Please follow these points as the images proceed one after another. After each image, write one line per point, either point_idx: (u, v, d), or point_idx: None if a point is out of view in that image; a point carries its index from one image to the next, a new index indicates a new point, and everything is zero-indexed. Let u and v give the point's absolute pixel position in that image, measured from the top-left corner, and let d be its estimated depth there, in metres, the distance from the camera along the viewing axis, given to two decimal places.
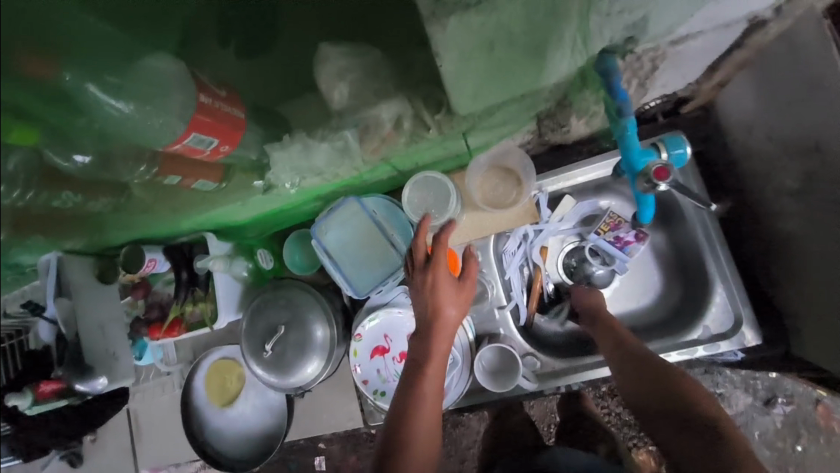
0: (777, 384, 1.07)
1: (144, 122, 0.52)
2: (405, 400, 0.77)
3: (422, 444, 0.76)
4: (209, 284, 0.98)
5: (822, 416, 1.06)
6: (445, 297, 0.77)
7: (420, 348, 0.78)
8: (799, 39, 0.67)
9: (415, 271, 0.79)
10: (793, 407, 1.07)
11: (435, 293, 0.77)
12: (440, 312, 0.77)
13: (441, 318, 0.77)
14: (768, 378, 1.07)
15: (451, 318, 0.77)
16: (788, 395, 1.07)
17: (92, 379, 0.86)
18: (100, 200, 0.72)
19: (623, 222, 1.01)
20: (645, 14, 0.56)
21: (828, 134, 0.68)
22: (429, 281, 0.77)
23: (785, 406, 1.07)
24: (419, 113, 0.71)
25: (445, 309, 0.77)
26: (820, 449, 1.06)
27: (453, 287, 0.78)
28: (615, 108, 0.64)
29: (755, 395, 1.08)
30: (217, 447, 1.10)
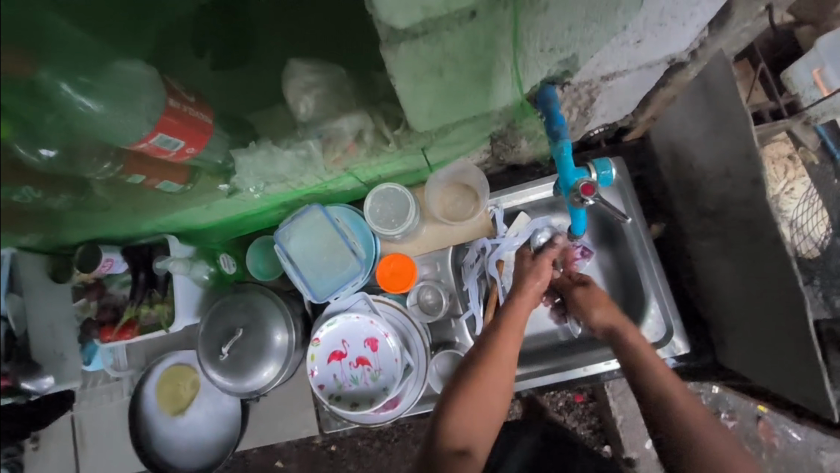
0: (720, 399, 1.17)
1: (110, 120, 0.54)
2: (467, 368, 0.77)
3: (473, 422, 0.73)
4: (167, 287, 0.98)
5: (764, 432, 1.17)
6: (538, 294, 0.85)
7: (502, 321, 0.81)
8: (709, 80, 0.78)
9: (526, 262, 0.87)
10: (736, 422, 1.17)
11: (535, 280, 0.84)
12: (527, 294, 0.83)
13: (522, 301, 0.83)
14: (711, 393, 1.17)
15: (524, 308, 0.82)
16: (731, 411, 1.17)
17: (40, 378, 0.83)
18: (59, 197, 0.74)
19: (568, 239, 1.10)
20: (574, 52, 0.64)
21: (733, 163, 0.78)
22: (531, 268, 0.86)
23: (729, 421, 1.17)
24: (379, 127, 0.76)
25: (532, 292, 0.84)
26: (758, 461, 1.15)
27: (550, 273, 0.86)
28: (552, 133, 0.72)
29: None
30: (166, 457, 1.08)
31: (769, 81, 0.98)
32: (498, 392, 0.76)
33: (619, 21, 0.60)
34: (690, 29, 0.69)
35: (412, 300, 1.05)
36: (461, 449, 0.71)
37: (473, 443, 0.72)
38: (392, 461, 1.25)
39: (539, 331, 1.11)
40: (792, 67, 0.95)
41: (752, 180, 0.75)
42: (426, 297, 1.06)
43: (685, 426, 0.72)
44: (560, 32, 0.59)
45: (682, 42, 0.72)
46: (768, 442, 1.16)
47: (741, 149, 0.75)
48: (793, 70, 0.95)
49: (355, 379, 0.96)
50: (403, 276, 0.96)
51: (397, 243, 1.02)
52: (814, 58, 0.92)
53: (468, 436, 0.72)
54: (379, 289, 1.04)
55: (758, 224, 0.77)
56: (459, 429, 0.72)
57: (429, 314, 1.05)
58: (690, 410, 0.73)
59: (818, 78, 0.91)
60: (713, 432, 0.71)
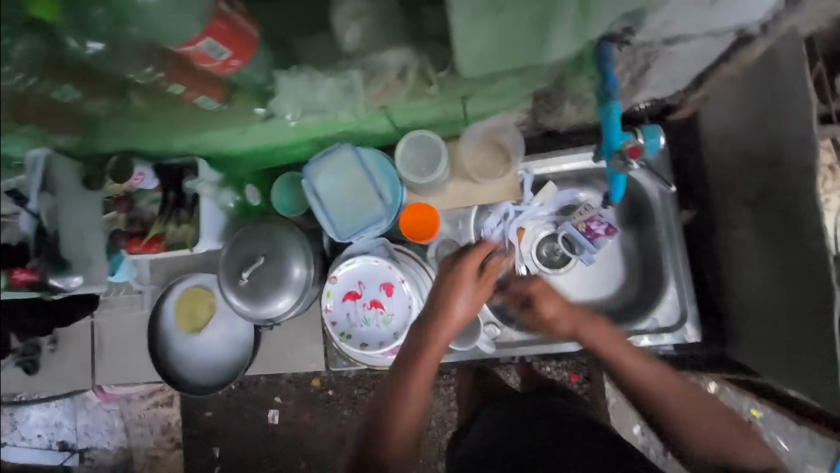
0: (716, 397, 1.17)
1: (166, 14, 0.55)
2: (393, 379, 0.83)
3: (403, 430, 0.78)
4: (194, 209, 0.99)
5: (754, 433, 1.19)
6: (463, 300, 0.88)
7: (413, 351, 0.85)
8: (776, 59, 0.73)
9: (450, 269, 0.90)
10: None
11: (458, 291, 0.88)
12: (454, 311, 0.87)
13: (452, 309, 0.87)
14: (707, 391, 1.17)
15: (461, 318, 0.87)
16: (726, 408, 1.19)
17: (68, 277, 0.87)
18: (97, 102, 0.78)
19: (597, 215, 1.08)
20: (642, 5, 0.60)
21: (784, 149, 0.75)
22: (453, 279, 0.89)
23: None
24: (424, 68, 0.74)
25: (457, 306, 0.87)
26: None
27: (473, 286, 0.89)
28: (603, 93, 0.69)
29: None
30: (178, 371, 1.13)
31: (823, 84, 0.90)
32: (419, 400, 0.81)
33: None
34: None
35: (431, 253, 1.05)
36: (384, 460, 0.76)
37: (395, 462, 0.76)
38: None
39: None
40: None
41: (801, 169, 0.72)
42: (444, 252, 1.06)
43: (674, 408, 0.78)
44: None
45: (758, 12, 0.68)
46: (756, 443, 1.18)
47: (796, 135, 0.71)
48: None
49: (367, 320, 0.98)
50: (427, 226, 0.96)
51: (423, 194, 1.01)
52: None
53: (393, 451, 0.77)
54: (399, 238, 1.05)
55: (798, 215, 0.74)
56: (389, 438, 0.77)
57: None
58: (676, 391, 0.79)
59: None
60: (698, 408, 0.77)
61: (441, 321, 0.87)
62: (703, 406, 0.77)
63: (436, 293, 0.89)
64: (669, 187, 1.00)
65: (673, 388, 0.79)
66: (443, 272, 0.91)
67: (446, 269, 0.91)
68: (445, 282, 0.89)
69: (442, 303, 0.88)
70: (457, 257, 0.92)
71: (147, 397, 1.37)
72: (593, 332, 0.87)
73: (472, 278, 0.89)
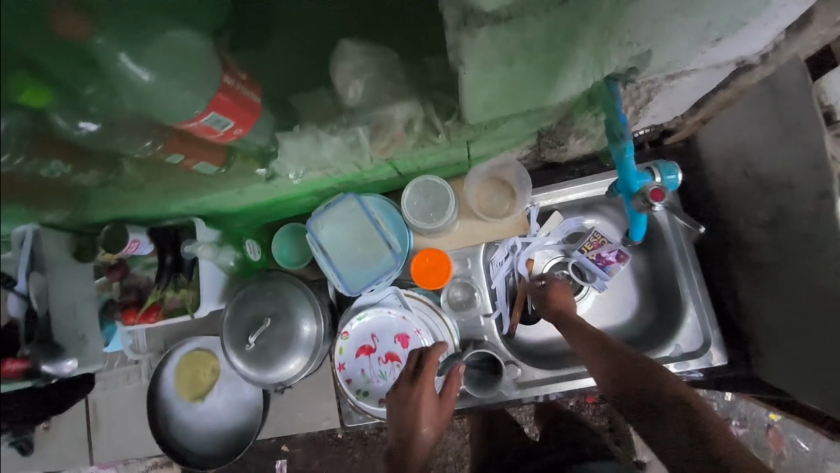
0: (731, 407, 1.15)
1: (167, 91, 0.50)
2: None
3: None
4: (193, 271, 0.95)
5: (773, 440, 1.16)
6: (423, 416, 0.81)
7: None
8: (779, 85, 0.73)
9: (400, 387, 0.84)
10: (746, 429, 1.16)
11: (419, 422, 0.81)
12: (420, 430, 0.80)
13: (417, 435, 0.80)
14: (723, 400, 1.15)
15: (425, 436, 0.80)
16: (742, 418, 1.16)
17: (62, 361, 0.79)
18: (88, 174, 0.70)
19: (605, 242, 1.06)
20: (651, 47, 0.60)
21: (796, 173, 0.74)
22: (414, 405, 0.81)
23: (739, 428, 1.16)
24: (429, 117, 0.72)
25: (420, 424, 0.80)
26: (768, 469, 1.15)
27: (435, 407, 0.83)
28: (616, 132, 0.68)
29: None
30: (183, 443, 1.06)
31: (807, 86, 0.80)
32: None
33: (705, 18, 0.56)
34: (772, 31, 0.64)
35: (444, 297, 1.01)
36: None
37: None
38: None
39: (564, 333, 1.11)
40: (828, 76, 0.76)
41: (818, 193, 0.71)
42: (455, 294, 1.03)
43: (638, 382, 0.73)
44: (644, 25, 0.55)
45: (759, 44, 0.68)
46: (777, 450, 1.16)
47: (809, 159, 0.71)
48: (828, 79, 0.76)
49: (384, 374, 0.94)
50: (440, 271, 0.93)
51: (430, 238, 0.98)
52: None
53: None
54: (409, 283, 1.01)
55: (819, 238, 0.73)
56: None
57: (458, 310, 1.02)
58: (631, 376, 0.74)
59: None
60: (649, 377, 0.73)
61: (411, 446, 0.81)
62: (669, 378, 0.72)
63: (404, 426, 0.81)
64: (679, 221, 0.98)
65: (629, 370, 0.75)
66: (397, 400, 0.84)
67: (406, 397, 0.83)
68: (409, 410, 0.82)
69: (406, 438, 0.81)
70: (413, 382, 0.83)
71: None
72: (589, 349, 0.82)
73: (431, 399, 0.82)
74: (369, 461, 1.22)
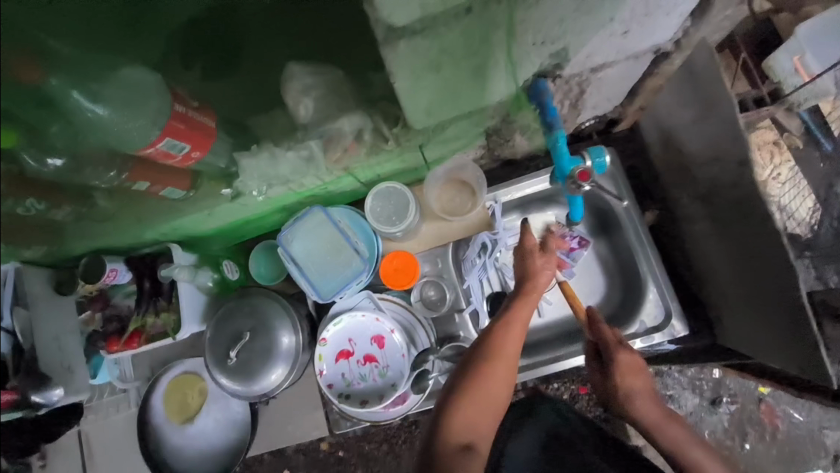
0: (721, 384, 1.16)
1: (123, 125, 0.56)
2: (480, 348, 0.75)
3: (477, 405, 0.72)
4: (172, 295, 0.98)
5: (767, 414, 1.16)
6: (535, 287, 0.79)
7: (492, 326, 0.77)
8: (693, 68, 0.80)
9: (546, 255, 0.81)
10: (738, 404, 1.16)
11: (538, 278, 0.79)
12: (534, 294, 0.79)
13: (536, 284, 0.79)
14: (712, 378, 1.16)
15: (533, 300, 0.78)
16: (733, 395, 1.16)
17: (50, 390, 0.84)
18: (62, 209, 0.75)
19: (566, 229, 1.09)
20: (563, 44, 0.66)
21: (721, 146, 0.80)
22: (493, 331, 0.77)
23: (731, 405, 1.16)
24: (378, 127, 0.79)
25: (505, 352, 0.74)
26: (764, 445, 1.15)
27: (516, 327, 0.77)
28: (546, 123, 0.74)
29: (703, 395, 1.17)
30: (177, 466, 1.08)
31: (751, 70, 0.98)
32: (504, 369, 0.74)
33: (605, 13, 0.62)
34: (675, 19, 0.71)
35: (416, 297, 1.05)
36: (466, 444, 0.70)
37: (478, 439, 0.71)
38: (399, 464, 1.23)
39: (536, 323, 1.13)
40: (775, 55, 0.95)
41: (739, 161, 0.77)
42: (429, 293, 1.07)
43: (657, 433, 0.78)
44: (550, 26, 0.61)
45: (667, 33, 0.75)
46: (771, 423, 1.16)
47: (728, 132, 0.77)
48: (775, 59, 0.94)
49: (364, 376, 0.97)
50: (408, 272, 0.97)
51: (399, 242, 1.04)
52: (794, 45, 0.93)
53: (471, 433, 0.71)
54: (383, 287, 1.06)
55: (748, 203, 0.79)
56: (449, 431, 0.71)
57: (432, 309, 1.06)
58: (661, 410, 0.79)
59: (799, 65, 0.93)
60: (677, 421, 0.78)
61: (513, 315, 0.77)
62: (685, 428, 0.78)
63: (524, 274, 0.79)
64: (624, 204, 1.02)
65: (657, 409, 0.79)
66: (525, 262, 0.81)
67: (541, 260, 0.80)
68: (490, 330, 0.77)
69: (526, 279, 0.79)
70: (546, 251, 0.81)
71: None
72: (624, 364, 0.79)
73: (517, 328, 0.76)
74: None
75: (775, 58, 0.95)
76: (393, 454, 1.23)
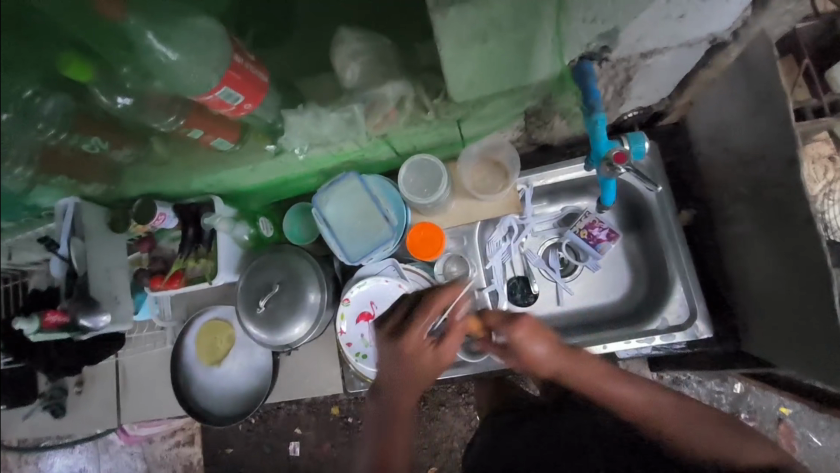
0: (740, 399, 1.13)
1: (185, 69, 0.60)
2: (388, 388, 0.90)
3: (393, 441, 0.87)
4: (211, 242, 1.05)
5: (786, 435, 1.12)
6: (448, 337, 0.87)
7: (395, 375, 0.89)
8: (750, 61, 0.78)
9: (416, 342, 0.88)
10: (756, 422, 1.13)
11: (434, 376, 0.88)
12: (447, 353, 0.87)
13: (444, 342, 0.87)
14: (733, 392, 1.13)
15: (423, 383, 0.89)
16: (752, 411, 1.13)
17: (97, 315, 0.92)
18: (122, 150, 0.86)
19: (597, 222, 1.08)
20: (615, 23, 0.65)
21: (770, 145, 0.78)
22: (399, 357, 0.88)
23: (750, 422, 1.13)
24: (420, 96, 0.80)
25: (418, 380, 0.88)
26: None
27: (428, 357, 0.87)
28: (587, 107, 0.72)
29: (721, 409, 1.14)
30: (202, 403, 1.16)
31: (814, 78, 0.94)
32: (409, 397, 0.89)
33: None
34: (735, 6, 0.69)
35: (439, 269, 1.07)
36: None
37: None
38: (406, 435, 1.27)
39: (555, 310, 1.14)
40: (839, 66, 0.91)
41: (786, 161, 0.75)
42: (451, 268, 1.08)
43: (667, 423, 0.80)
44: (603, 3, 0.61)
45: (725, 21, 0.73)
46: (790, 445, 1.12)
47: (778, 129, 0.75)
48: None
49: None
50: (434, 243, 0.99)
51: (427, 215, 1.05)
52: None
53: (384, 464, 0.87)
54: (408, 258, 1.09)
55: (790, 205, 0.77)
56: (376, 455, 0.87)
57: (452, 284, 1.07)
58: (662, 408, 0.81)
59: None
60: (681, 418, 0.80)
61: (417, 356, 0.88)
62: (696, 412, 0.81)
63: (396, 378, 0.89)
64: (656, 189, 1.01)
65: (650, 409, 0.81)
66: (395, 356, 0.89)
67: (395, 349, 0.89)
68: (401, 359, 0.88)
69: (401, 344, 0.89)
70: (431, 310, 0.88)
71: (169, 436, 1.39)
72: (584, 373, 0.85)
73: (420, 354, 0.88)
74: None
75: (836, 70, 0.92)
76: None
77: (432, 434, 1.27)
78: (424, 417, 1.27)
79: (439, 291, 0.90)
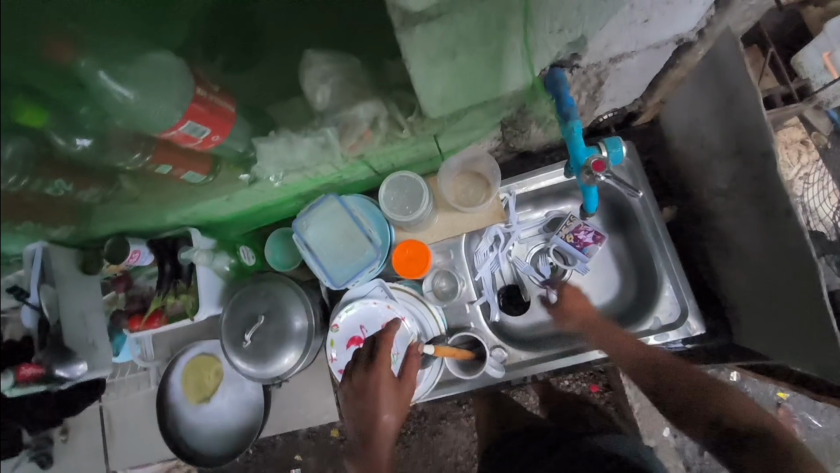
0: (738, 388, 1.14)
1: (145, 108, 0.58)
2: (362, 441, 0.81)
3: None
4: (191, 277, 1.02)
5: (784, 419, 1.13)
6: (383, 371, 0.83)
7: (364, 422, 0.82)
8: (718, 59, 0.78)
9: (363, 372, 0.85)
10: (754, 408, 1.13)
11: (381, 408, 0.82)
12: (389, 384, 0.83)
13: (386, 371, 0.83)
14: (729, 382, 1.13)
15: (387, 423, 0.81)
16: (749, 398, 1.14)
17: (73, 365, 0.87)
18: (89, 190, 0.79)
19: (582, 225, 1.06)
20: (581, 31, 0.65)
21: (744, 140, 0.78)
22: (364, 391, 0.84)
23: None
24: (393, 115, 0.79)
25: (381, 411, 0.81)
26: None
27: (392, 389, 0.84)
28: (562, 114, 0.73)
29: None
30: (192, 444, 1.11)
31: (779, 67, 0.96)
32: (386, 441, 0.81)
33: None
34: (699, 7, 0.70)
35: (428, 286, 1.05)
36: None
37: None
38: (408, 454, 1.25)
39: (547, 318, 1.13)
40: (804, 51, 0.93)
41: (761, 156, 0.75)
42: (440, 284, 1.07)
43: (662, 378, 0.88)
44: (568, 12, 0.61)
45: (690, 21, 0.73)
46: (788, 429, 1.13)
47: (751, 124, 0.75)
48: (803, 55, 0.94)
49: None
50: (419, 261, 0.98)
51: (411, 231, 1.03)
52: (824, 42, 0.91)
53: None
54: (395, 277, 1.07)
55: (769, 199, 0.77)
56: None
57: (443, 300, 1.06)
58: (666, 372, 0.89)
59: (829, 63, 0.90)
60: (681, 376, 0.87)
61: (376, 389, 0.82)
62: (686, 372, 0.88)
63: (360, 415, 0.83)
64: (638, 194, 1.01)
65: (663, 371, 0.89)
66: (354, 392, 0.85)
67: (360, 384, 0.84)
68: (365, 392, 0.84)
69: (365, 386, 0.84)
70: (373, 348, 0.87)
71: None
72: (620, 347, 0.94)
73: (386, 386, 0.83)
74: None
75: (803, 55, 0.94)
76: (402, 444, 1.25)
77: (435, 451, 1.24)
78: (425, 433, 1.24)
79: (378, 332, 0.89)
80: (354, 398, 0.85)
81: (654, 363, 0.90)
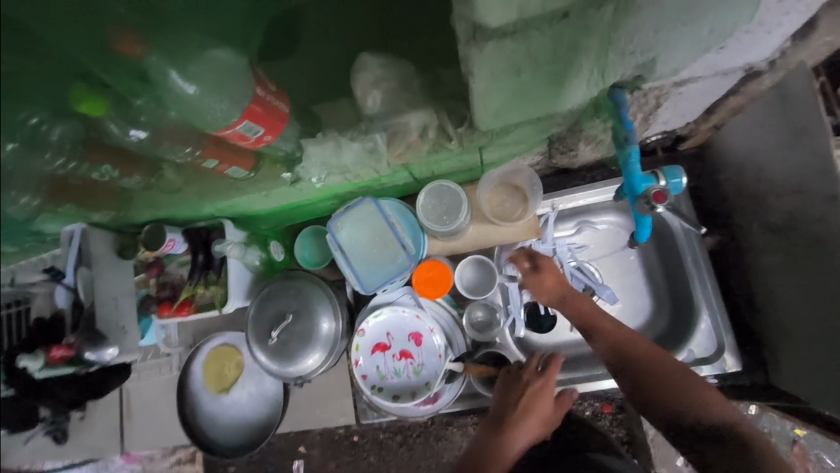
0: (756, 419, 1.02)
1: (206, 103, 0.57)
2: (496, 410, 0.91)
3: (508, 445, 0.86)
4: (222, 268, 1.02)
5: (798, 457, 1.01)
6: (550, 383, 0.90)
7: (507, 396, 0.91)
8: (787, 90, 0.75)
9: (522, 371, 0.93)
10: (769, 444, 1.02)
11: (536, 407, 0.88)
12: (547, 393, 0.90)
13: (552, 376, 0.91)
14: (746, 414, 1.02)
15: (541, 411, 0.88)
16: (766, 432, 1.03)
17: (103, 349, 0.88)
18: (133, 177, 0.80)
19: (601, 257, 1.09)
20: (654, 56, 0.62)
21: (808, 178, 0.75)
22: (531, 383, 0.90)
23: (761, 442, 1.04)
24: (443, 124, 0.76)
25: (542, 407, 0.89)
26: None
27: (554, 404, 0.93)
28: (622, 136, 0.71)
29: None
30: (207, 433, 1.12)
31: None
32: (531, 422, 0.88)
33: (707, 26, 0.58)
34: (777, 37, 0.66)
35: (466, 319, 1.03)
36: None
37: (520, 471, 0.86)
38: (411, 456, 1.24)
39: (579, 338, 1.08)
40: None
41: (827, 197, 0.72)
42: (476, 315, 1.05)
43: (638, 358, 0.80)
44: (645, 35, 0.58)
45: (765, 50, 0.70)
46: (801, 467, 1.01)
47: (817, 164, 0.72)
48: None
49: (398, 371, 0.98)
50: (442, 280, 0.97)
51: (445, 241, 1.01)
52: None
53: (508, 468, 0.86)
54: None
55: (829, 242, 0.74)
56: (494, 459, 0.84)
57: (480, 332, 1.03)
58: (642, 355, 0.81)
59: None
60: (657, 365, 0.79)
61: (531, 380, 0.91)
62: (660, 359, 0.80)
63: (512, 397, 0.90)
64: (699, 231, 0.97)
65: (641, 353, 0.81)
66: (508, 383, 0.93)
67: (517, 374, 0.93)
68: (522, 385, 0.91)
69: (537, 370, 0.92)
70: (540, 373, 0.92)
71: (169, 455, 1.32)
72: (588, 309, 0.89)
73: (550, 394, 0.90)
74: (384, 464, 1.25)
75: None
76: (408, 451, 1.24)
77: (439, 457, 1.22)
78: (430, 437, 1.23)
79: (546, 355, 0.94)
80: (503, 384, 0.94)
81: (633, 345, 0.82)
